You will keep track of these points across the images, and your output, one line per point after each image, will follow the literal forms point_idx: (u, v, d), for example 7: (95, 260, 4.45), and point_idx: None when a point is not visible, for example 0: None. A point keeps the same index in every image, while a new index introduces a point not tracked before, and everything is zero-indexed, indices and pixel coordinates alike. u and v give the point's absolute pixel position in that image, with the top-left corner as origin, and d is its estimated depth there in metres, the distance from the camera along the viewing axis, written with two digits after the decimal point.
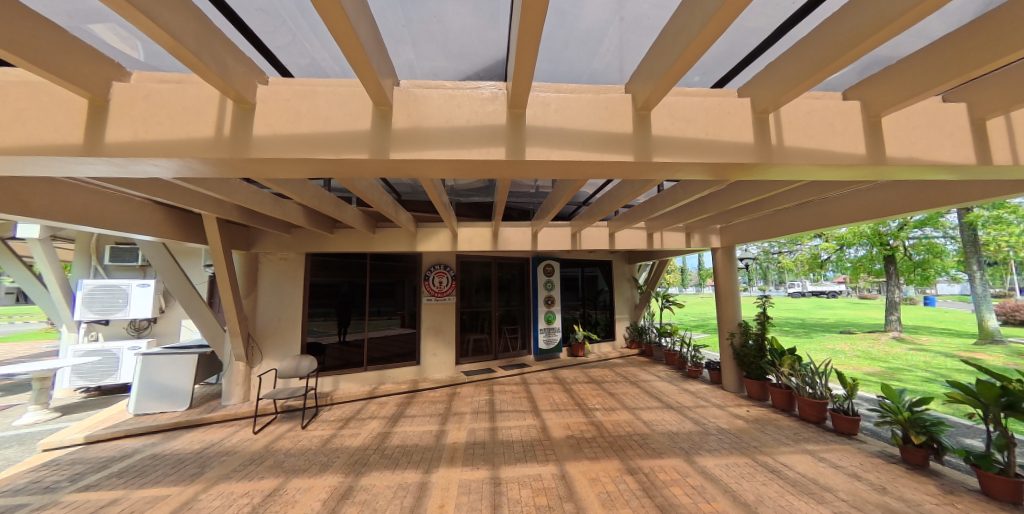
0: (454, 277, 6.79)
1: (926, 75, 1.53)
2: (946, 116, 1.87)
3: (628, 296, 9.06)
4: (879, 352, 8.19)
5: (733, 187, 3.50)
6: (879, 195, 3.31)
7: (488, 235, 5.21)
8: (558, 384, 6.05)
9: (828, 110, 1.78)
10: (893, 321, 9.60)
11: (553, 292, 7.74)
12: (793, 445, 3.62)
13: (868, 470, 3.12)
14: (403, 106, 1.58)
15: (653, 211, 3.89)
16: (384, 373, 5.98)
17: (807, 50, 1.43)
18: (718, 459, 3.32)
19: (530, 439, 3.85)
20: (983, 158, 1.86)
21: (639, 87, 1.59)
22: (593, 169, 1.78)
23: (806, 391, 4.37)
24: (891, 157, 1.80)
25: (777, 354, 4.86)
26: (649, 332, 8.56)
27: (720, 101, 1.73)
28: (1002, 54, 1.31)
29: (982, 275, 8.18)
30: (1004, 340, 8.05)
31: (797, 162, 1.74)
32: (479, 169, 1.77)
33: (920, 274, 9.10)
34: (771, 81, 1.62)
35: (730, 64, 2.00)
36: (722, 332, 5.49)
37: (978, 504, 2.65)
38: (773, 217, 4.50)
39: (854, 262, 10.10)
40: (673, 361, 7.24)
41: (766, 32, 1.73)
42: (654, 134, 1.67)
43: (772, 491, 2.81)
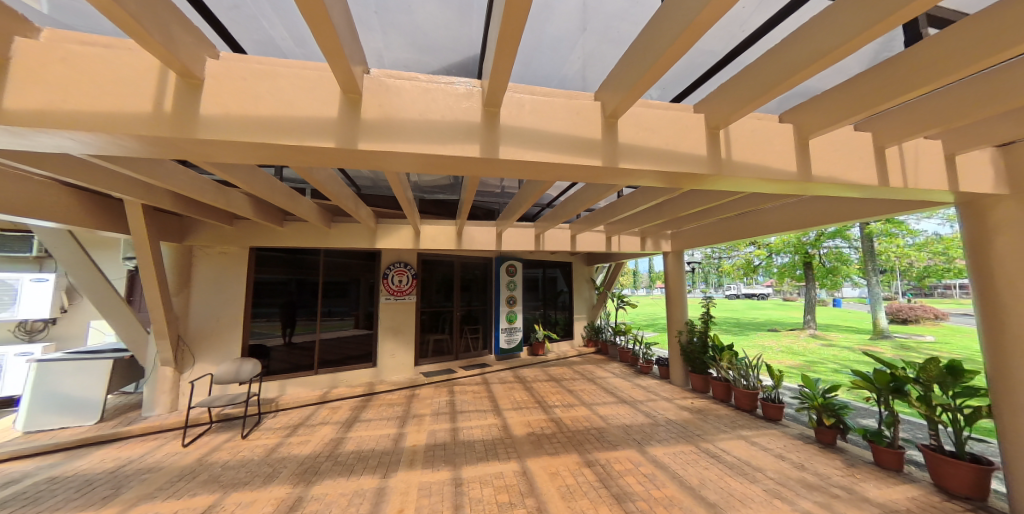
0: (415, 276, 6.60)
1: (843, 107, 1.79)
2: (857, 143, 2.18)
3: (586, 297, 9.41)
4: (799, 347, 9.28)
5: (685, 196, 3.80)
6: (801, 209, 3.77)
7: (452, 234, 5.15)
8: (519, 382, 6.12)
9: (767, 130, 2.00)
10: (809, 320, 10.93)
11: (515, 292, 7.81)
12: (730, 432, 3.98)
13: (791, 450, 3.53)
14: (374, 95, 1.52)
15: (613, 215, 4.08)
16: (338, 376, 5.67)
17: (751, 76, 1.60)
18: (667, 448, 3.56)
19: (491, 438, 3.86)
20: (885, 179, 2.19)
21: (608, 96, 1.67)
22: (564, 172, 1.84)
23: (741, 383, 4.82)
24: (817, 174, 2.06)
25: (718, 349, 5.31)
26: (605, 331, 8.95)
27: (679, 115, 1.87)
28: (900, 93, 1.58)
29: (877, 281, 9.59)
30: (891, 336, 9.52)
31: (742, 175, 1.93)
32: (452, 165, 1.76)
33: (832, 279, 10.44)
34: (722, 100, 1.78)
35: (686, 82, 2.16)
36: (672, 330, 5.92)
37: (874, 473, 3.10)
38: (718, 226, 4.93)
39: (780, 268, 11.36)
40: (627, 358, 7.62)
41: (719, 54, 1.90)
42: (620, 141, 1.76)
43: (713, 475, 3.07)
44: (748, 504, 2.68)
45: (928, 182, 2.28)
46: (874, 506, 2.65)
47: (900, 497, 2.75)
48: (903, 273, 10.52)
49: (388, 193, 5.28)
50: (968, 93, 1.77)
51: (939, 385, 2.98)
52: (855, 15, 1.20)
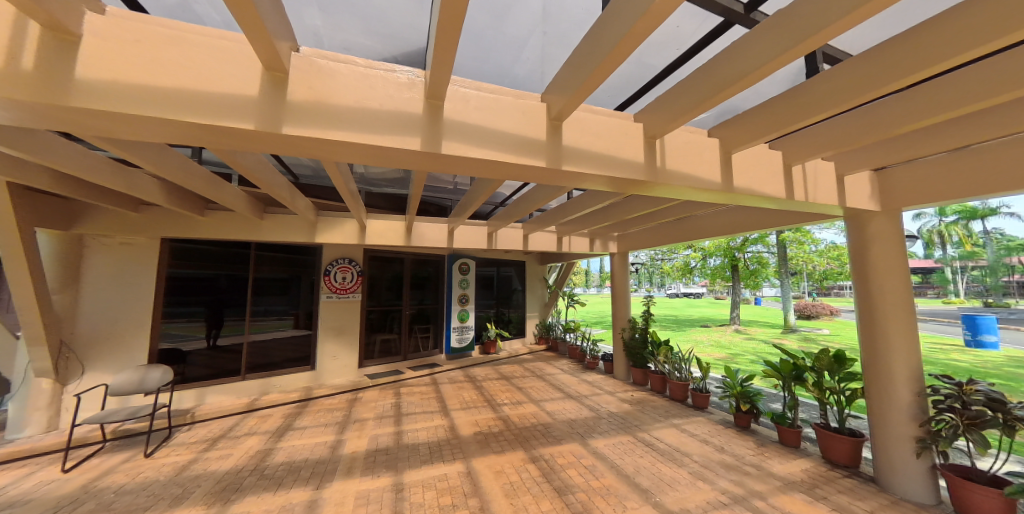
0: (360, 273, 6.26)
1: (759, 127, 2.00)
2: (771, 160, 2.45)
3: (538, 295, 9.59)
4: (725, 341, 10.30)
5: (628, 200, 4.02)
6: (727, 216, 4.17)
7: (401, 230, 4.95)
8: (469, 382, 6.07)
9: (697, 143, 2.18)
10: (734, 316, 12.19)
11: (468, 291, 7.72)
12: (664, 421, 4.30)
13: (714, 435, 3.89)
14: (304, 76, 1.40)
15: (563, 216, 4.19)
16: (269, 381, 5.19)
17: (682, 92, 1.72)
18: (607, 440, 3.75)
19: (437, 440, 3.77)
20: (791, 193, 2.49)
21: (553, 99, 1.70)
22: (510, 170, 1.84)
23: (675, 375, 5.22)
24: (737, 185, 2.29)
25: (656, 345, 5.71)
26: (556, 328, 9.20)
27: (620, 123, 1.96)
28: (804, 118, 1.80)
29: (788, 282, 10.94)
30: (797, 330, 10.94)
31: (674, 183, 2.07)
32: (394, 157, 1.68)
33: (753, 280, 11.72)
34: (659, 111, 1.89)
35: (629, 92, 2.27)
36: (616, 326, 6.27)
37: (778, 450, 3.53)
38: (659, 229, 5.28)
39: (712, 269, 12.50)
40: (575, 355, 7.91)
41: (658, 68, 2.02)
42: (564, 144, 1.80)
43: (647, 462, 3.29)
44: (676, 486, 2.90)
45: (824, 197, 2.64)
46: (777, 478, 3.02)
47: (797, 470, 3.16)
48: (808, 275, 12.15)
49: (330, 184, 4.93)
50: (854, 124, 2.08)
51: (828, 371, 3.47)
52: (767, 44, 1.33)
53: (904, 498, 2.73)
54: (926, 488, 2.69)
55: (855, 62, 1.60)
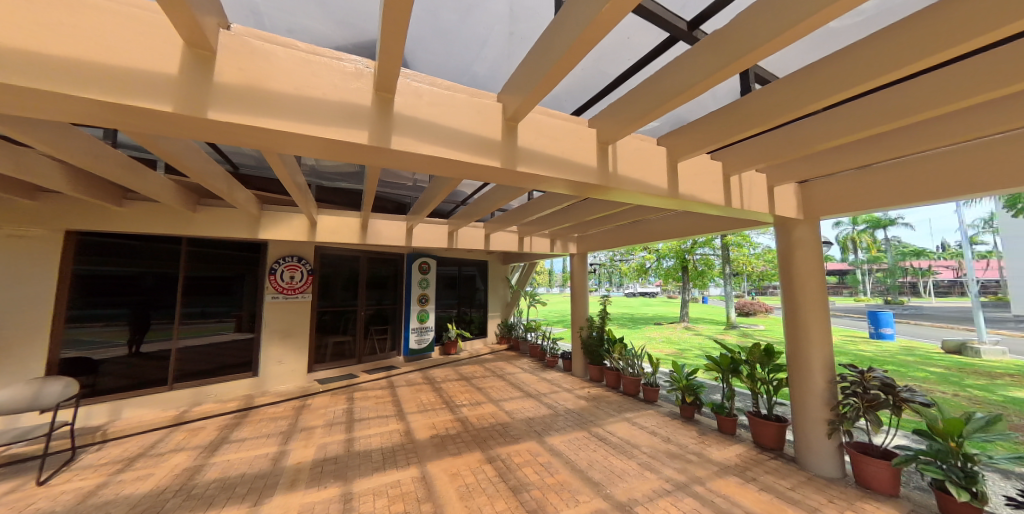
0: (311, 272, 5.88)
1: (701, 139, 2.15)
2: (712, 170, 2.64)
3: (501, 295, 9.59)
4: (675, 337, 10.98)
5: (587, 203, 4.14)
6: (676, 221, 4.44)
7: (356, 227, 4.71)
8: (427, 383, 5.93)
9: (646, 150, 2.29)
10: (684, 314, 13.04)
11: (428, 291, 7.53)
12: (617, 415, 4.48)
13: (661, 426, 4.12)
14: (234, 57, 1.28)
15: (524, 216, 4.22)
16: (202, 390, 4.71)
17: (632, 101, 1.80)
18: (563, 436, 3.84)
19: (391, 445, 3.64)
20: (729, 201, 2.70)
21: (508, 99, 1.70)
22: (465, 169, 1.82)
23: (628, 371, 5.47)
24: (682, 191, 2.44)
25: (611, 342, 5.95)
26: (517, 328, 9.27)
27: (574, 127, 2.01)
28: (738, 132, 1.96)
29: (730, 282, 11.89)
30: (737, 326, 11.94)
31: (625, 188, 2.16)
32: (340, 150, 1.59)
33: (701, 280, 12.60)
34: (611, 118, 1.96)
35: (584, 98, 2.33)
36: (575, 325, 6.44)
37: (717, 438, 3.82)
38: (616, 231, 5.49)
39: (665, 270, 13.27)
40: (536, 353, 8.02)
41: (611, 76, 2.09)
42: (519, 145, 1.81)
43: (599, 456, 3.42)
44: (625, 477, 3.04)
45: (757, 205, 2.89)
46: (715, 464, 3.26)
47: (732, 455, 3.43)
48: (747, 276, 13.28)
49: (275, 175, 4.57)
50: (781, 140, 2.31)
51: (760, 363, 3.82)
52: (705, 61, 1.43)
53: (817, 474, 3.07)
54: (834, 465, 3.05)
55: (780, 84, 1.77)
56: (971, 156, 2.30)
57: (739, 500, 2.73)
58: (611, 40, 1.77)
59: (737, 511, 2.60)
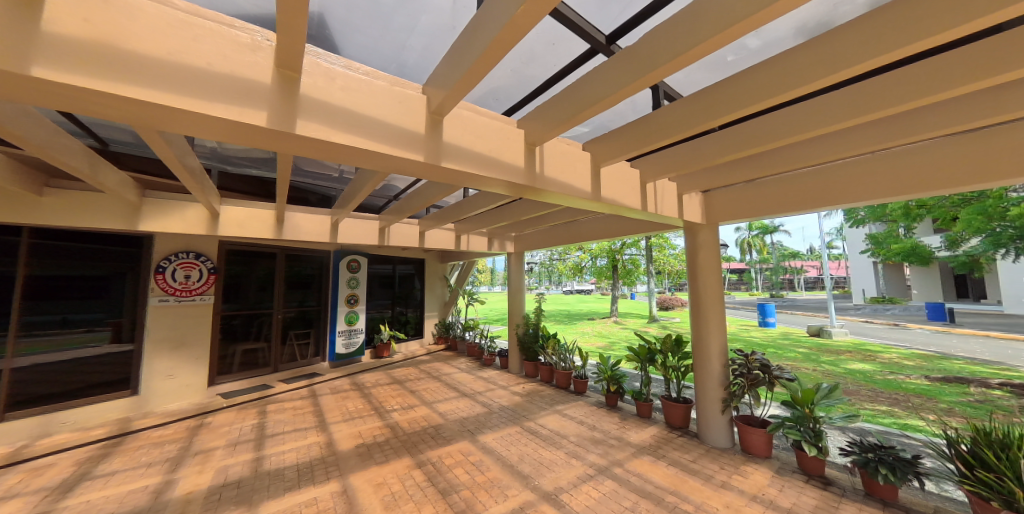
0: (212, 271, 5.11)
1: (621, 147, 2.33)
2: (630, 177, 2.87)
3: (439, 294, 9.33)
4: (606, 331, 11.78)
5: (522, 203, 4.21)
6: (603, 223, 4.74)
7: (269, 220, 4.21)
8: (355, 390, 5.54)
9: (571, 154, 2.40)
10: (613, 309, 14.06)
11: (358, 291, 7.04)
12: (549, 408, 4.65)
13: (588, 416, 4.38)
14: (78, 5, 1.04)
15: (459, 214, 4.15)
16: (55, 418, 3.80)
17: (557, 105, 1.87)
18: (496, 433, 3.87)
19: (309, 460, 3.32)
20: (645, 205, 2.96)
21: (432, 91, 1.65)
22: (385, 161, 1.72)
23: (560, 365, 5.72)
24: (604, 195, 2.61)
25: (545, 338, 6.16)
26: (455, 327, 9.12)
27: (502, 126, 2.02)
28: (651, 142, 2.15)
29: (653, 280, 13.11)
30: (657, 319, 13.22)
31: (551, 189, 2.24)
32: (234, 132, 1.39)
33: (629, 278, 13.68)
34: (538, 120, 2.01)
35: (513, 99, 2.35)
36: (512, 323, 6.54)
37: (635, 422, 4.19)
38: (550, 231, 5.69)
39: (598, 268, 14.17)
40: (474, 352, 7.98)
41: (538, 80, 2.13)
42: (444, 140, 1.76)
43: (530, 449, 3.51)
44: (553, 467, 3.17)
45: (668, 210, 3.22)
46: (633, 446, 3.56)
47: (647, 436, 3.79)
48: (667, 274, 14.79)
49: (154, 154, 3.85)
50: (687, 153, 2.60)
51: (671, 352, 4.27)
52: (619, 73, 1.54)
53: (713, 446, 3.53)
54: (726, 436, 3.53)
55: (683, 103, 1.97)
56: (823, 175, 2.84)
57: (652, 477, 3.01)
58: (537, 44, 1.81)
59: (649, 486, 2.87)
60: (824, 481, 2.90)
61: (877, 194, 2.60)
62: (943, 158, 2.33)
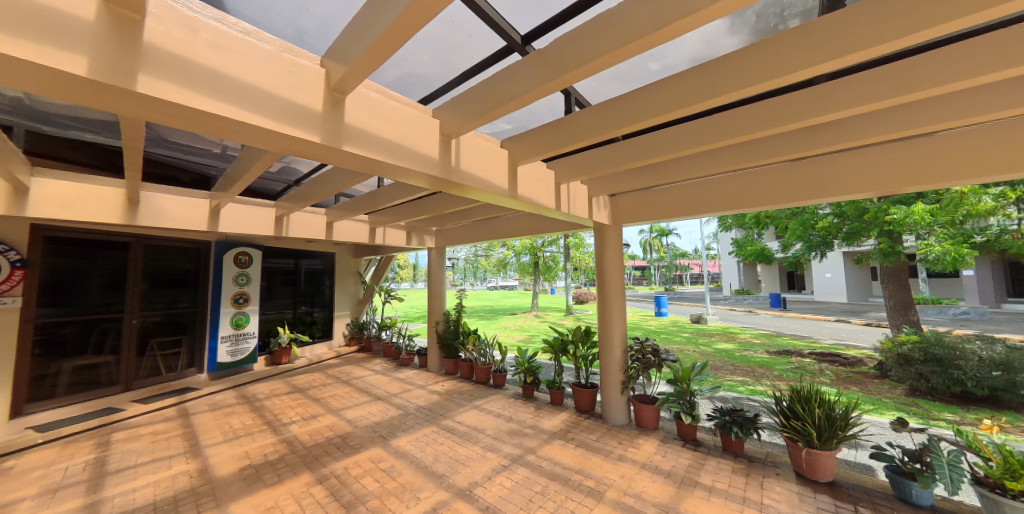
0: (21, 264, 3.86)
1: (537, 147, 2.42)
2: (546, 178, 3.01)
3: (351, 292, 8.55)
4: (526, 325, 12.25)
5: (442, 196, 4.08)
6: (523, 221, 4.88)
7: (114, 201, 3.34)
8: (243, 403, 4.77)
9: (489, 150, 2.41)
10: (535, 304, 14.69)
11: (248, 289, 6.04)
12: (468, 404, 4.65)
13: (505, 408, 4.50)
14: None
15: (373, 205, 3.84)
16: None
17: (473, 98, 1.85)
18: (411, 435, 3.72)
19: (173, 494, 2.75)
20: (559, 205, 3.13)
21: (332, 65, 1.48)
22: (272, 139, 1.49)
23: (480, 361, 5.74)
24: (520, 193, 2.68)
25: (466, 334, 6.12)
26: (370, 326, 8.49)
27: (416, 113, 1.92)
28: (564, 145, 2.28)
29: (570, 275, 14.05)
30: (573, 312, 14.21)
31: (468, 184, 2.22)
32: (37, 81, 1.04)
33: (549, 274, 14.42)
34: (453, 112, 1.97)
35: (430, 88, 2.24)
36: (431, 320, 6.35)
37: (549, 409, 4.44)
38: (472, 227, 5.65)
39: (521, 265, 14.63)
40: (391, 353, 7.55)
41: (457, 70, 2.06)
42: (347, 122, 1.60)
43: (445, 448, 3.46)
44: (468, 463, 3.18)
45: (580, 211, 3.47)
46: (545, 433, 3.77)
47: (559, 421, 4.05)
48: (583, 270, 15.97)
49: None
50: (596, 158, 2.83)
51: (581, 342, 4.62)
52: (532, 75, 1.59)
53: (613, 423, 3.94)
54: (623, 414, 3.97)
55: (591, 112, 2.13)
56: (702, 188, 3.40)
57: (561, 459, 3.23)
58: (453, 33, 1.74)
59: (558, 469, 3.07)
60: (695, 443, 3.47)
61: (736, 205, 3.23)
62: (778, 181, 3.01)
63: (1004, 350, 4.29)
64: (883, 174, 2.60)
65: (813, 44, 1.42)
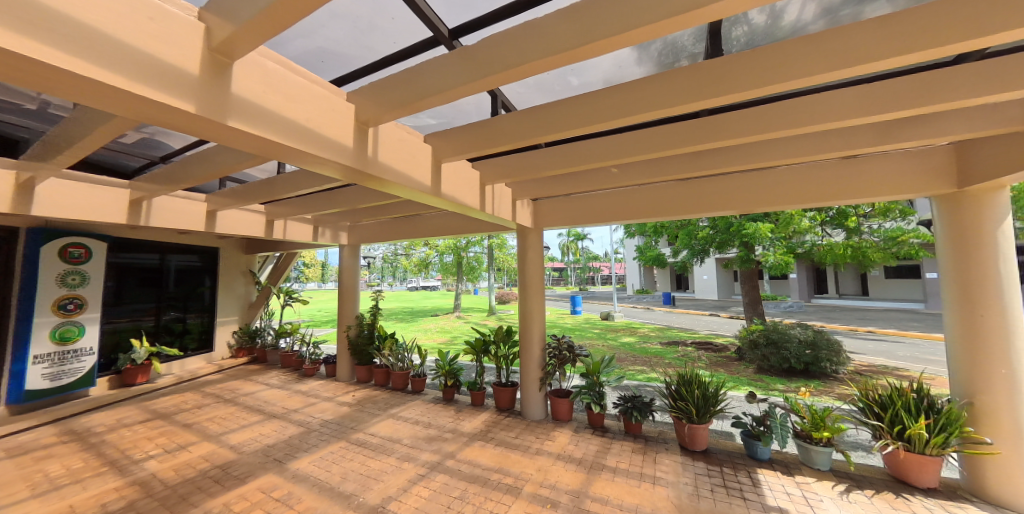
0: None
1: (463, 145, 2.38)
2: (471, 178, 2.97)
3: (240, 294, 7.29)
4: (448, 327, 12.01)
5: (357, 189, 3.73)
6: (447, 219, 4.75)
7: None
8: (72, 440, 3.68)
9: (411, 143, 2.28)
10: (457, 305, 14.46)
11: (81, 291, 4.74)
12: (383, 414, 4.34)
13: (424, 414, 4.32)
14: None
15: (271, 194, 3.32)
16: None
17: (395, 86, 1.72)
18: (314, 455, 3.32)
19: None
20: (483, 205, 3.13)
21: (216, 22, 1.21)
22: (122, 101, 1.16)
23: (397, 366, 5.39)
24: (444, 191, 2.60)
25: (382, 339, 5.70)
26: (265, 334, 7.34)
27: (326, 94, 1.71)
28: (490, 146, 2.29)
29: (493, 276, 14.21)
30: (496, 312, 14.40)
31: (386, 177, 2.07)
32: None
33: (473, 274, 14.35)
34: (372, 98, 1.80)
35: (345, 67, 2.01)
36: (341, 325, 5.77)
37: (469, 411, 4.39)
38: (392, 224, 5.30)
39: (444, 265, 14.29)
40: (290, 363, 6.64)
41: (377, 53, 1.89)
42: (236, 94, 1.34)
43: (355, 464, 3.16)
44: (381, 477, 2.96)
45: (503, 213, 3.52)
46: (465, 435, 3.72)
47: (479, 422, 4.04)
48: (506, 270, 16.28)
49: None
50: (520, 162, 2.90)
51: (502, 342, 4.68)
52: (458, 71, 1.54)
53: (531, 419, 4.09)
54: (540, 409, 4.13)
55: (516, 116, 2.17)
56: (612, 198, 3.76)
57: (481, 460, 3.22)
58: (373, 12, 1.58)
59: (477, 470, 3.05)
60: (603, 430, 3.79)
61: (639, 214, 3.65)
62: (672, 196, 3.50)
63: (814, 333, 5.68)
64: (741, 197, 3.26)
65: (703, 82, 1.67)
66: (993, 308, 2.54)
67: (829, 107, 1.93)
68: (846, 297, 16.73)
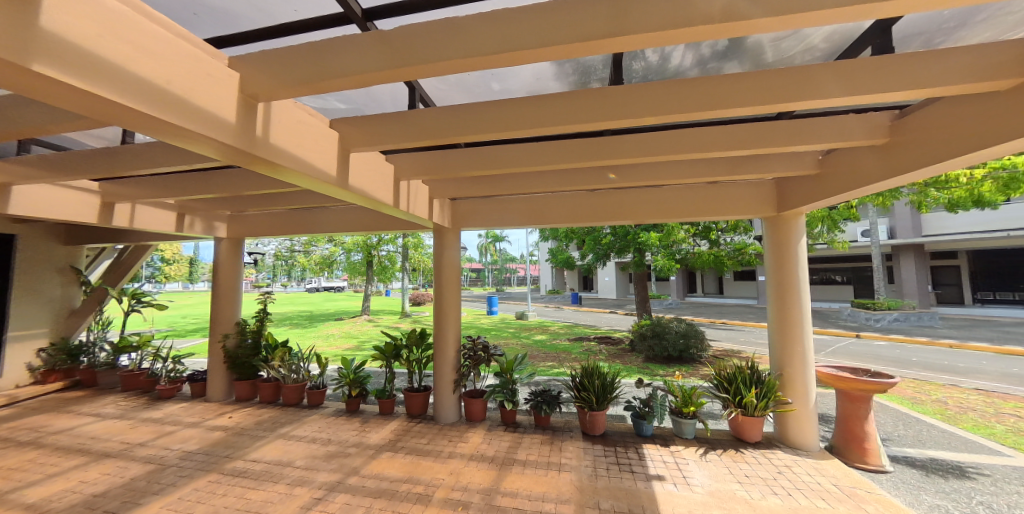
0: None
1: (375, 135, 2.22)
2: (383, 172, 2.78)
3: (51, 298, 5.48)
4: (354, 331, 10.99)
5: (239, 173, 3.16)
6: (355, 214, 4.36)
7: None
8: None
9: (312, 127, 2.03)
10: (366, 307, 13.35)
11: None
12: (269, 435, 3.75)
13: (322, 430, 3.87)
14: None
15: (109, 170, 2.59)
16: None
17: (294, 60, 1.51)
18: (171, 496, 2.70)
19: None
20: (397, 202, 2.96)
21: None
22: None
23: (290, 379, 4.72)
24: (351, 183, 2.38)
25: (270, 348, 4.92)
26: (94, 349, 5.67)
27: (200, 56, 1.40)
28: (406, 139, 2.18)
29: (407, 276, 13.48)
30: (410, 314, 13.70)
31: (279, 161, 1.81)
32: None
33: (384, 274, 13.39)
34: (263, 69, 1.55)
35: (229, 27, 1.68)
36: (215, 334, 4.82)
37: (376, 421, 4.09)
38: (287, 216, 4.63)
39: (350, 263, 13.00)
40: (136, 384, 5.28)
41: (273, 18, 1.63)
42: (65, 38, 1.00)
43: (230, 499, 2.67)
44: (266, 508, 2.56)
45: (419, 211, 3.38)
46: (372, 447, 3.46)
47: (387, 432, 3.80)
48: (422, 270, 15.61)
49: None
50: (438, 159, 2.83)
51: (415, 345, 4.47)
52: (372, 56, 1.43)
53: (444, 422, 4.01)
54: (454, 411, 4.08)
55: (435, 112, 2.11)
56: (528, 203, 3.93)
57: (389, 472, 3.03)
58: None
59: (384, 483, 2.87)
60: (514, 425, 3.93)
61: (552, 219, 3.88)
62: (580, 204, 3.82)
63: (686, 325, 6.81)
64: (635, 209, 3.72)
65: (607, 104, 1.86)
66: (793, 301, 3.41)
67: (699, 140, 2.34)
68: (710, 295, 20.45)
